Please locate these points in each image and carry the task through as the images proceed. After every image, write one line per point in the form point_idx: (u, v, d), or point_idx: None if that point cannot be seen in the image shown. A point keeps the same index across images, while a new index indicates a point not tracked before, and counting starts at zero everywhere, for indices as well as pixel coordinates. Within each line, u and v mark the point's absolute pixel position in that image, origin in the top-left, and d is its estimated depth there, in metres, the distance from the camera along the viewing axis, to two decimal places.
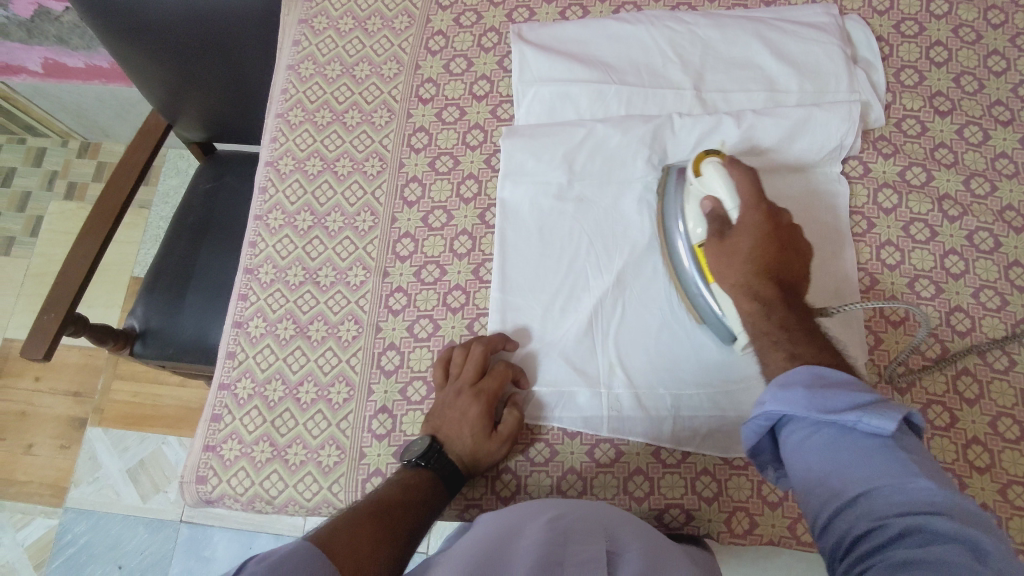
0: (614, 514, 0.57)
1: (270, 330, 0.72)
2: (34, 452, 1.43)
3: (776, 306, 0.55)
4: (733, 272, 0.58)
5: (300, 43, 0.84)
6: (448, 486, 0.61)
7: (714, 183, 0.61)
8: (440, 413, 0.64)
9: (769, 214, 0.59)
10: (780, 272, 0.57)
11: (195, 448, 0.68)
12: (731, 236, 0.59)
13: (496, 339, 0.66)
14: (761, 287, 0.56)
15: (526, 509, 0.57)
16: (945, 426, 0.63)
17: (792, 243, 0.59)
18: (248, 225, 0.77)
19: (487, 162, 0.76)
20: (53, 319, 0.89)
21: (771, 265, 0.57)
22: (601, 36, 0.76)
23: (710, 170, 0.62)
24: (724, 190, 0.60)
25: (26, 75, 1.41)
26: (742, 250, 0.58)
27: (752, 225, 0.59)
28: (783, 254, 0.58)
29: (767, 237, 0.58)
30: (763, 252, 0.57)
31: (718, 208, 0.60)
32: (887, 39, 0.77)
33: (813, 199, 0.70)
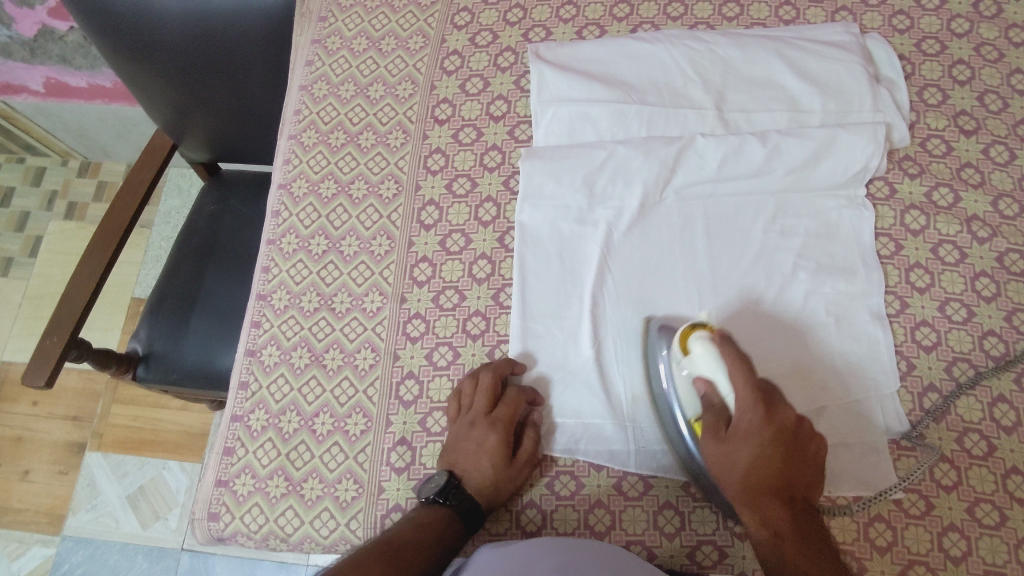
0: (621, 557, 0.55)
1: (285, 359, 0.70)
2: (31, 478, 1.40)
3: (787, 538, 0.51)
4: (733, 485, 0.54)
5: (313, 63, 0.83)
6: (467, 523, 0.59)
7: (706, 366, 0.56)
8: (455, 447, 0.62)
9: (769, 414, 0.54)
10: (785, 486, 0.53)
11: (207, 482, 0.66)
12: (730, 439, 0.55)
13: (503, 365, 0.64)
14: (771, 512, 0.52)
15: (531, 552, 0.54)
16: (983, 455, 0.61)
17: (800, 448, 0.54)
18: (261, 249, 0.75)
19: (505, 184, 0.74)
20: (55, 345, 0.87)
21: (775, 482, 0.53)
22: (619, 55, 0.75)
23: (697, 350, 0.57)
24: (721, 380, 0.56)
25: (27, 95, 1.40)
26: (739, 460, 0.54)
27: (753, 428, 0.54)
28: (789, 464, 0.53)
29: (769, 448, 0.53)
30: (766, 464, 0.53)
31: (713, 392, 0.56)
32: (909, 58, 0.76)
33: (807, 364, 0.63)
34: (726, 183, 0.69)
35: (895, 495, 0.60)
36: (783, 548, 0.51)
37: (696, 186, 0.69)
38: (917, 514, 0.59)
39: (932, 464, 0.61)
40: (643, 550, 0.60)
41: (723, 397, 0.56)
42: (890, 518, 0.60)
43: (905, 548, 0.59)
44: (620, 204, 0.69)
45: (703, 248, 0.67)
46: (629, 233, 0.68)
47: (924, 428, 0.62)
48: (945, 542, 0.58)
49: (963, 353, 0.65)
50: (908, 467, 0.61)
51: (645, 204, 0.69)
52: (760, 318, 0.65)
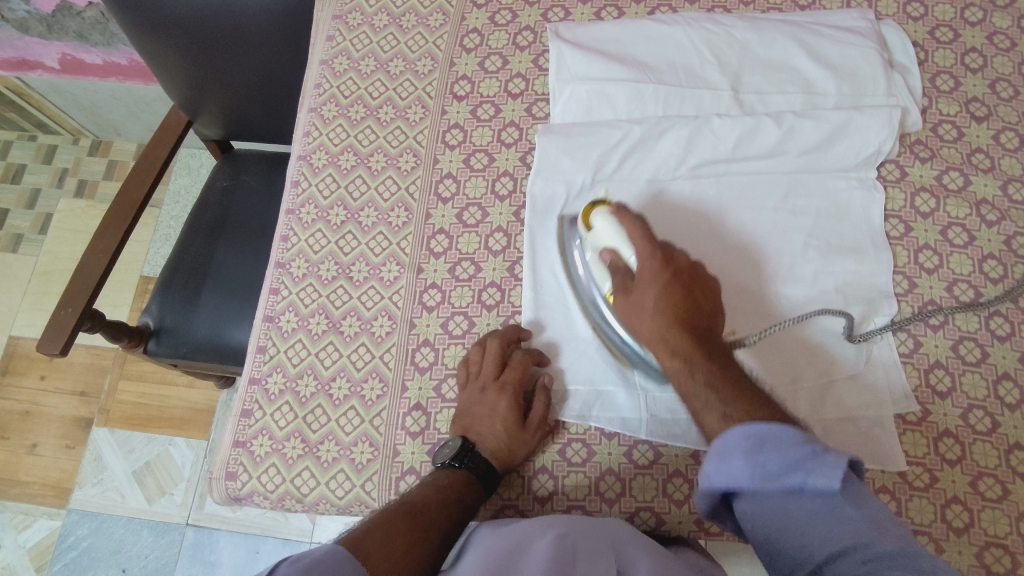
0: (619, 529, 0.56)
1: (302, 325, 0.71)
2: (39, 452, 1.41)
3: (698, 362, 0.52)
4: (647, 328, 0.56)
5: (334, 38, 0.84)
6: (485, 486, 0.61)
7: (608, 236, 0.61)
8: (470, 413, 0.64)
9: (666, 259, 0.58)
10: (695, 321, 0.55)
11: (225, 443, 0.67)
12: (637, 292, 0.58)
13: (510, 331, 0.66)
14: (678, 339, 0.54)
15: (530, 527, 0.55)
16: (987, 431, 0.62)
17: (698, 285, 0.57)
18: (280, 218, 0.77)
19: (522, 159, 0.75)
20: (71, 314, 0.88)
21: (685, 316, 0.55)
22: (638, 37, 0.76)
23: (599, 224, 0.61)
24: (619, 244, 0.60)
25: (41, 71, 1.40)
26: (647, 305, 0.57)
27: (653, 273, 0.57)
28: (690, 299, 0.56)
29: (668, 286, 0.56)
30: (670, 301, 0.56)
31: (618, 259, 0.60)
32: (922, 45, 0.77)
33: (715, 249, 0.68)
34: (740, 164, 0.70)
35: (901, 468, 0.61)
36: (694, 367, 0.52)
37: (710, 165, 0.70)
38: (921, 486, 0.61)
39: (936, 439, 0.62)
40: (652, 516, 0.62)
41: (628, 261, 0.60)
42: (894, 489, 0.61)
43: (908, 519, 0.60)
44: (633, 182, 0.70)
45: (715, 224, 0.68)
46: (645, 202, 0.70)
47: (929, 403, 0.63)
48: (948, 513, 0.60)
49: (970, 332, 0.66)
50: (913, 441, 0.62)
51: (656, 179, 0.70)
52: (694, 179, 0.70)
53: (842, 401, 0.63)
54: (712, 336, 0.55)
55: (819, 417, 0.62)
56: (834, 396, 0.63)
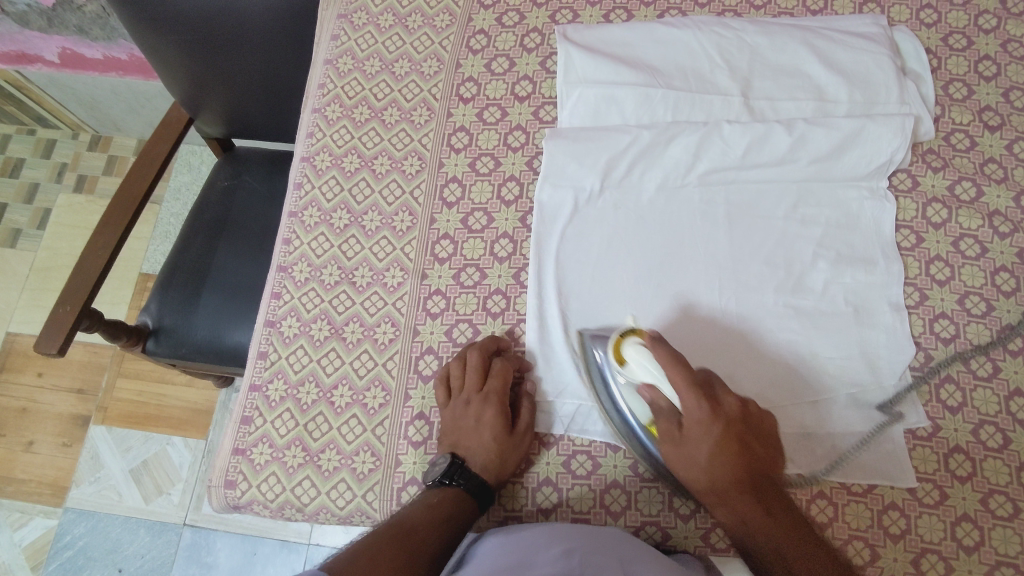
0: (628, 544, 0.55)
1: (304, 330, 0.70)
2: (35, 450, 1.40)
3: (765, 526, 0.52)
4: (703, 482, 0.54)
5: (338, 38, 0.83)
6: (477, 498, 0.59)
7: (645, 373, 0.56)
8: (456, 428, 0.63)
9: (714, 408, 0.54)
10: (752, 473, 0.54)
11: (225, 451, 0.66)
12: (685, 443, 0.55)
13: (487, 342, 0.66)
14: (742, 505, 0.53)
15: (535, 540, 0.54)
16: (998, 448, 0.61)
17: (751, 430, 0.55)
18: (283, 221, 0.75)
19: (529, 164, 0.74)
20: (68, 314, 0.87)
21: (741, 473, 0.53)
22: (647, 40, 0.75)
23: (635, 361, 0.56)
24: (662, 384, 0.55)
25: (41, 65, 1.38)
26: (700, 461, 0.54)
27: (703, 424, 0.54)
28: (745, 451, 0.54)
29: (721, 443, 0.53)
30: (724, 457, 0.53)
31: (659, 397, 0.56)
32: (936, 52, 0.76)
33: (749, 358, 0.64)
34: (751, 170, 0.69)
35: (910, 484, 0.60)
36: (761, 538, 0.52)
37: (719, 172, 0.69)
38: (931, 503, 0.60)
39: (946, 455, 0.61)
40: (657, 531, 0.61)
41: (670, 398, 0.55)
42: (903, 506, 0.60)
43: (918, 536, 0.59)
44: (641, 187, 0.69)
45: (725, 233, 0.67)
46: (653, 203, 0.69)
47: (940, 418, 0.63)
48: (958, 532, 0.59)
49: (982, 346, 0.65)
50: (923, 457, 0.61)
51: (666, 185, 0.69)
52: (704, 185, 0.69)
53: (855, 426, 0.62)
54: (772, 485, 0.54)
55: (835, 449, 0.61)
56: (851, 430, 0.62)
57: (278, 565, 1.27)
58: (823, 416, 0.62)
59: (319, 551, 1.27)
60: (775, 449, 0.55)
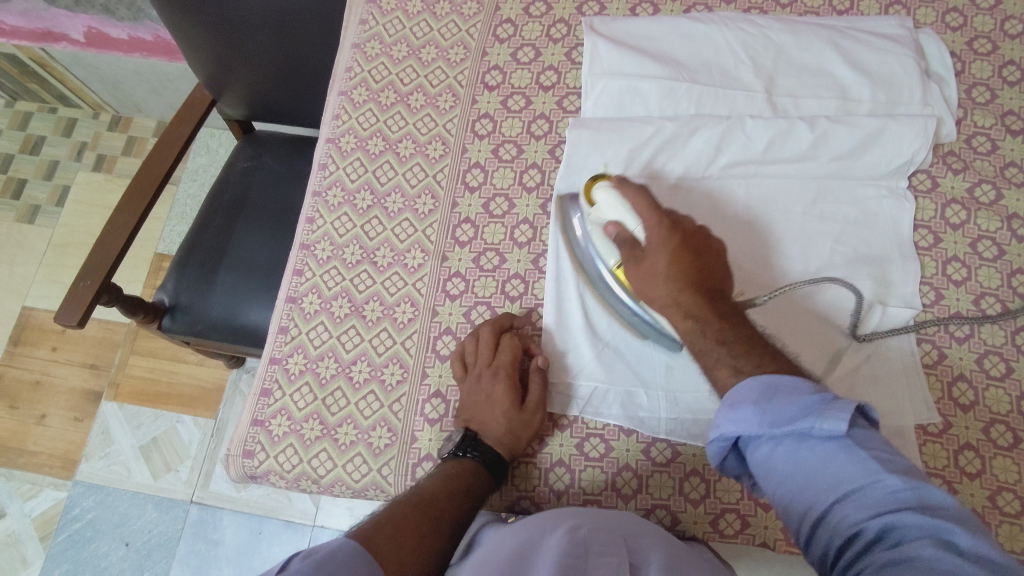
0: (631, 522, 0.55)
1: (325, 307, 0.71)
2: (47, 423, 1.42)
3: (710, 320, 0.55)
4: (660, 294, 0.58)
5: (367, 22, 0.84)
6: (492, 471, 0.61)
7: (612, 211, 0.61)
8: (469, 401, 0.64)
9: (672, 226, 0.59)
10: (706, 285, 0.57)
11: (244, 421, 0.68)
12: (645, 260, 0.59)
13: (502, 318, 0.67)
14: (691, 301, 0.56)
15: (539, 523, 0.55)
16: (1008, 446, 0.62)
17: (703, 248, 0.60)
18: (306, 200, 0.77)
19: (551, 152, 0.75)
20: (90, 287, 0.88)
21: (695, 280, 0.57)
22: (673, 34, 0.75)
23: (604, 200, 0.62)
24: (625, 214, 0.60)
25: (66, 43, 1.40)
26: (659, 272, 0.58)
27: (662, 240, 0.59)
28: (698, 261, 0.58)
29: (676, 252, 0.58)
30: (680, 266, 0.57)
31: (623, 231, 0.61)
32: (960, 55, 0.77)
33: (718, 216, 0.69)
34: (772, 165, 0.69)
35: None
36: (707, 325, 0.55)
37: (740, 166, 0.70)
38: None
39: (956, 451, 0.62)
40: (667, 515, 0.62)
41: (633, 232, 0.60)
42: None
43: None
44: (662, 179, 0.70)
45: (743, 223, 0.68)
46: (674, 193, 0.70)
47: (951, 416, 0.63)
48: None
49: (996, 346, 0.65)
50: (933, 452, 0.62)
51: (687, 177, 0.70)
52: (723, 178, 0.70)
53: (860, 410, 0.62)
54: (719, 293, 0.58)
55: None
56: (796, 301, 0.66)
57: (283, 543, 1.28)
58: (779, 267, 0.67)
59: (324, 532, 1.28)
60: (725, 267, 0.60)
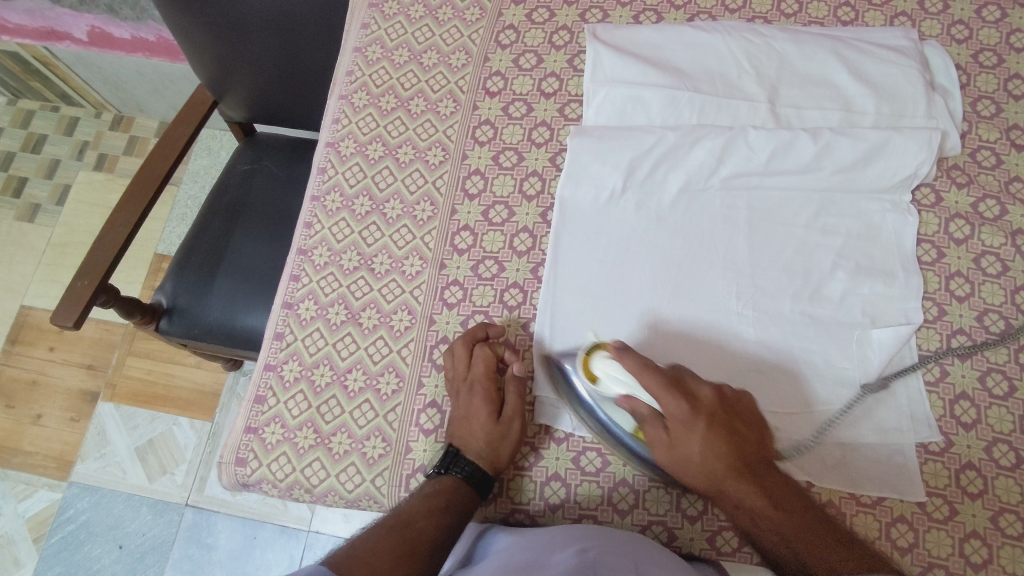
0: (643, 545, 0.55)
1: (322, 314, 0.70)
2: (43, 423, 1.41)
3: (762, 510, 0.54)
4: (700, 480, 0.56)
5: (368, 27, 0.84)
6: (476, 486, 0.60)
7: (618, 385, 0.57)
8: (451, 418, 0.64)
9: (693, 403, 0.56)
10: (746, 463, 0.55)
11: (237, 428, 0.67)
12: (675, 445, 0.56)
13: (476, 329, 0.66)
14: (739, 489, 0.54)
15: (547, 543, 0.55)
16: (1010, 467, 0.61)
17: (733, 417, 0.57)
18: (305, 205, 0.76)
19: (552, 160, 0.74)
20: (87, 287, 0.87)
21: (734, 464, 0.55)
22: (676, 43, 0.75)
23: (605, 376, 0.57)
24: (635, 390, 0.56)
25: (70, 42, 1.40)
26: (692, 460, 0.55)
27: (688, 421, 0.55)
28: (733, 438, 0.55)
29: (708, 439, 0.55)
30: (715, 453, 0.55)
31: (638, 405, 0.57)
32: (965, 68, 0.76)
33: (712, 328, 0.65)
34: (773, 177, 0.69)
35: (919, 498, 0.60)
36: (761, 515, 0.54)
37: (742, 177, 0.69)
38: (940, 518, 0.59)
39: (958, 471, 0.61)
40: (664, 531, 0.61)
41: (649, 404, 0.57)
42: (911, 519, 0.59)
43: (925, 551, 0.58)
44: (663, 190, 0.69)
45: (744, 235, 0.68)
46: (675, 205, 0.69)
47: (953, 434, 0.62)
48: (966, 548, 0.58)
49: (998, 364, 0.64)
50: (934, 472, 0.61)
51: (688, 187, 0.69)
52: (725, 189, 0.69)
53: (856, 423, 0.62)
54: (759, 460, 0.56)
55: (835, 441, 0.61)
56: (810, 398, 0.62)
57: (276, 550, 1.27)
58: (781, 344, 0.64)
59: (319, 539, 1.27)
60: (759, 428, 0.58)
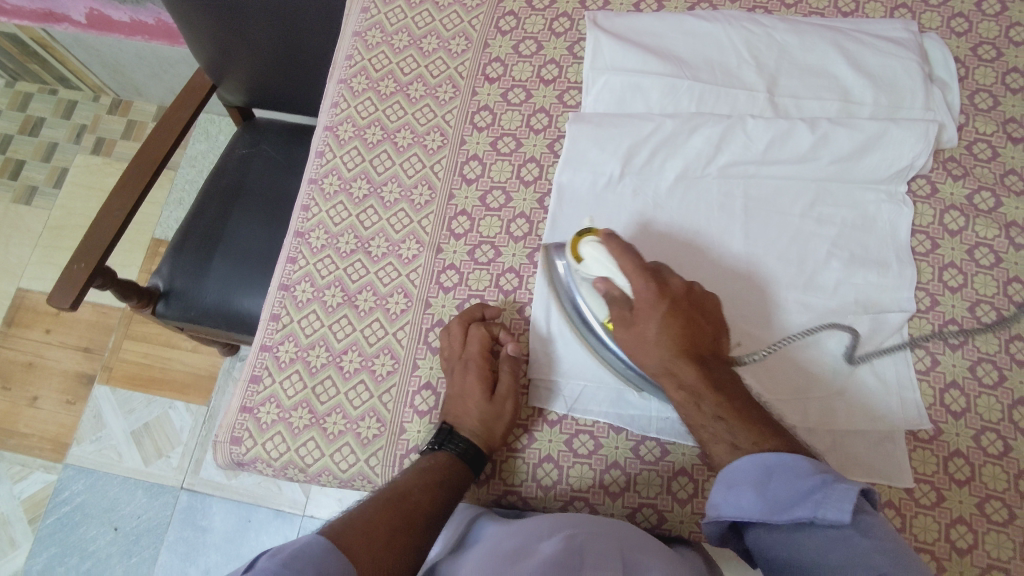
0: (629, 533, 0.55)
1: (318, 296, 0.70)
2: (39, 405, 1.41)
3: (703, 391, 0.54)
4: (651, 359, 0.57)
5: (368, 11, 0.83)
6: (469, 463, 0.60)
7: (599, 266, 0.59)
8: (445, 397, 0.64)
9: (662, 287, 0.57)
10: (699, 350, 0.56)
11: (232, 408, 0.67)
12: (636, 323, 0.58)
13: (473, 308, 0.67)
14: (683, 370, 0.55)
15: (536, 529, 0.55)
16: (998, 454, 0.62)
17: (698, 309, 0.58)
18: (302, 187, 0.76)
19: (550, 146, 0.74)
20: (84, 269, 0.87)
21: (686, 344, 0.56)
22: (676, 31, 0.75)
23: (589, 256, 0.59)
24: (611, 271, 0.58)
25: (68, 24, 1.38)
26: (649, 337, 0.57)
27: (653, 302, 0.57)
28: (691, 325, 0.57)
29: (668, 318, 0.56)
30: (671, 332, 0.56)
31: (613, 287, 0.59)
32: (963, 61, 0.76)
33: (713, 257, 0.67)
34: (770, 166, 0.69)
35: (906, 485, 0.61)
36: (701, 398, 0.54)
37: (740, 165, 0.69)
38: (927, 504, 0.60)
39: (946, 458, 0.62)
40: (654, 513, 0.61)
41: (623, 288, 0.58)
42: (899, 505, 0.60)
43: (912, 535, 0.59)
44: (661, 177, 0.70)
45: (740, 223, 0.68)
46: (672, 190, 0.69)
47: (942, 422, 0.63)
48: (952, 533, 0.59)
49: (989, 354, 0.65)
50: (922, 459, 0.62)
51: (685, 175, 0.69)
52: (723, 177, 0.69)
53: (847, 411, 0.62)
54: (713, 355, 0.57)
55: (826, 428, 0.62)
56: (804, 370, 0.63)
57: (271, 533, 1.28)
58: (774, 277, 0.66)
59: (313, 522, 1.28)
60: (721, 328, 0.59)
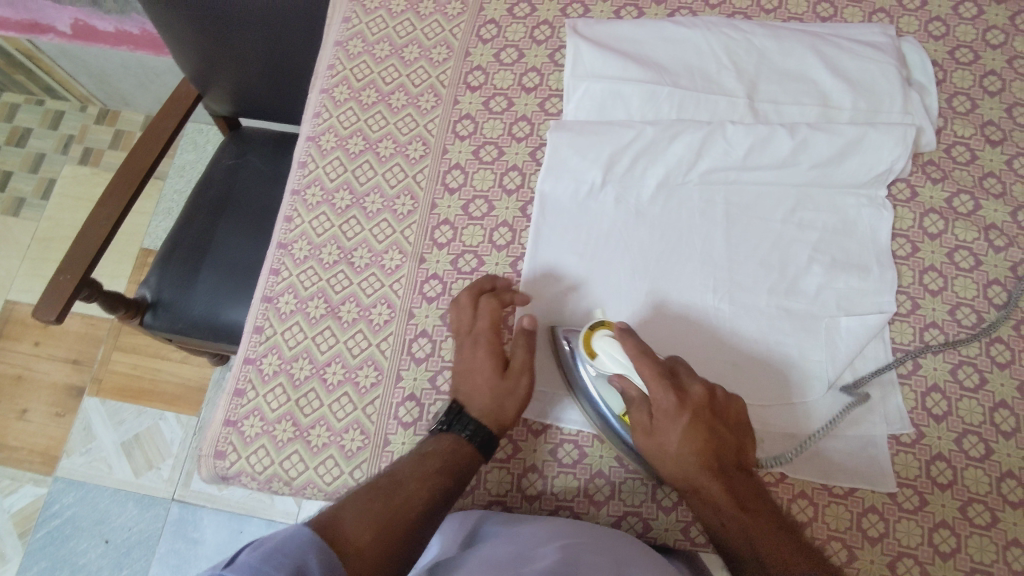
0: (623, 543, 0.55)
1: (301, 308, 0.70)
2: (28, 418, 1.40)
3: (728, 509, 0.54)
4: (673, 470, 0.56)
5: (350, 21, 0.84)
6: (478, 446, 0.59)
7: (614, 363, 0.58)
8: (455, 371, 0.64)
9: (681, 396, 0.56)
10: (722, 462, 0.56)
11: (216, 421, 0.67)
12: (656, 432, 0.56)
13: (483, 282, 0.67)
14: (708, 487, 0.55)
15: (533, 535, 0.55)
16: (980, 457, 0.62)
17: (721, 418, 0.57)
18: (285, 199, 0.76)
19: (532, 155, 0.75)
20: (69, 281, 0.87)
21: (710, 459, 0.55)
22: (655, 37, 0.75)
23: (605, 354, 0.58)
24: (627, 370, 0.57)
25: (53, 35, 1.38)
26: (669, 449, 0.56)
27: (672, 413, 0.56)
28: (714, 437, 0.56)
29: (690, 430, 0.55)
30: (693, 445, 0.55)
31: (629, 387, 0.58)
32: (941, 64, 0.77)
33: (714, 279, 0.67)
34: (751, 173, 0.69)
35: (889, 489, 0.61)
36: (726, 518, 0.54)
37: (720, 171, 0.69)
38: (909, 508, 0.60)
39: (928, 462, 0.62)
40: (639, 522, 0.61)
41: (640, 388, 0.57)
42: (882, 510, 0.60)
43: (895, 540, 0.59)
44: (642, 185, 0.70)
45: (721, 232, 0.68)
46: (654, 200, 0.69)
47: (924, 426, 0.63)
48: (935, 537, 0.59)
49: (969, 357, 0.65)
50: (905, 463, 0.62)
51: (666, 182, 0.70)
52: (704, 184, 0.70)
53: (829, 417, 0.63)
54: (736, 467, 0.56)
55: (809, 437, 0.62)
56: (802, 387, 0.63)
57: None
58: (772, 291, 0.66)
59: None
60: (745, 434, 0.58)
